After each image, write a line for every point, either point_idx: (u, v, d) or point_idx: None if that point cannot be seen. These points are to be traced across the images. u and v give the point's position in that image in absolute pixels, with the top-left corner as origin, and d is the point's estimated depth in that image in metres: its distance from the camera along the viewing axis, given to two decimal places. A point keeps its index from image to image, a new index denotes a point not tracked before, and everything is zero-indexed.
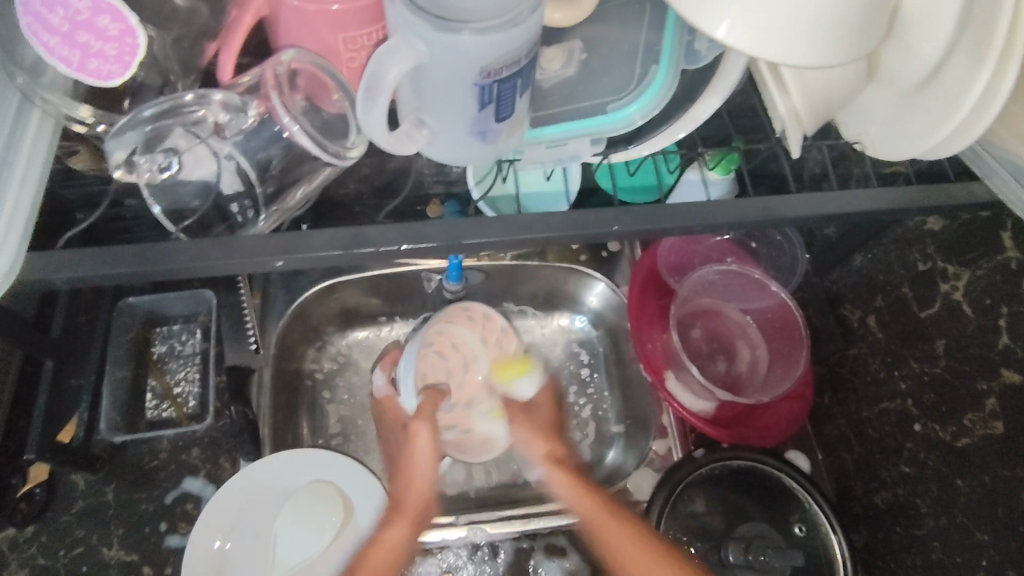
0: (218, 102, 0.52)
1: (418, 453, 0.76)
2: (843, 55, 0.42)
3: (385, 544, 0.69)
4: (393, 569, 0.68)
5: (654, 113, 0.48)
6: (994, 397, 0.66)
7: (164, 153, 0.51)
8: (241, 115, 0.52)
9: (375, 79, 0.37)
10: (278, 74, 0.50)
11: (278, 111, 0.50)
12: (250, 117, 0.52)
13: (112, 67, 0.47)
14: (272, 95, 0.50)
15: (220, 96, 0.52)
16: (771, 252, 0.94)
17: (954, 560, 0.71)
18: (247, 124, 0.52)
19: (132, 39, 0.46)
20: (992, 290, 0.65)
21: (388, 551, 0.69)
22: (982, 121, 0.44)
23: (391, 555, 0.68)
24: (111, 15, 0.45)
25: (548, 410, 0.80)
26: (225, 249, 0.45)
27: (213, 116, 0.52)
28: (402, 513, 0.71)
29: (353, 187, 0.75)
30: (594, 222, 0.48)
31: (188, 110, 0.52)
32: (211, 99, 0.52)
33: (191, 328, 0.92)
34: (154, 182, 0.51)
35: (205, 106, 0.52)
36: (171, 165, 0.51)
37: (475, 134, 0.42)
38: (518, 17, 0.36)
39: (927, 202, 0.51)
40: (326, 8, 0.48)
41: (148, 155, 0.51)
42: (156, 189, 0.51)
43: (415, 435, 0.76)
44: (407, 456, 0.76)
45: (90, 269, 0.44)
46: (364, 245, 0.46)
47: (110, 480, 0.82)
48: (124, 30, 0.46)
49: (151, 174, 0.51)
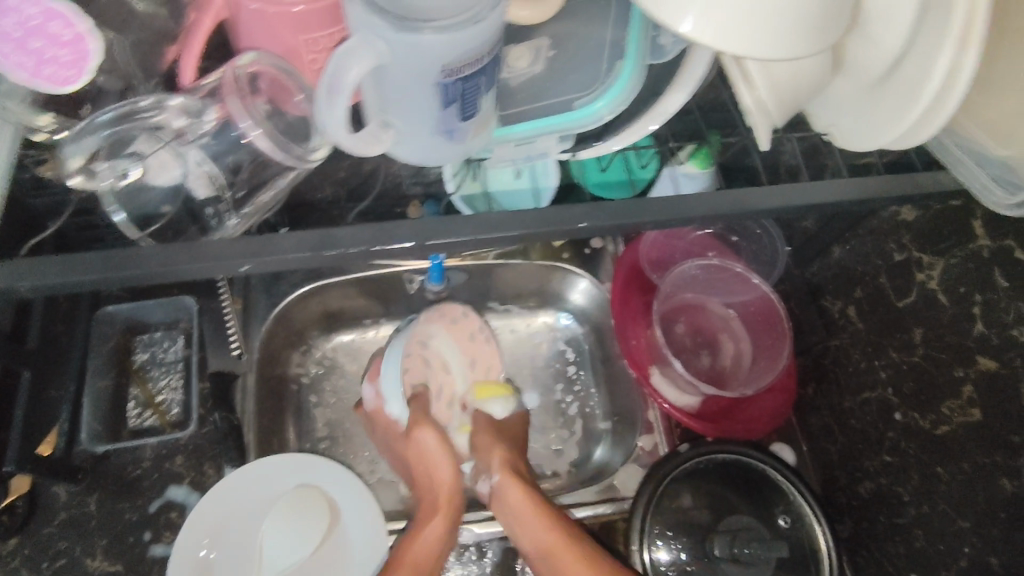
0: (176, 107, 0.52)
1: (436, 460, 0.78)
2: (806, 48, 0.42)
3: (420, 543, 0.72)
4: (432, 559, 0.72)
5: (621, 108, 0.48)
6: (970, 383, 0.66)
7: (126, 158, 0.51)
8: (201, 120, 0.52)
9: (335, 80, 0.37)
10: (238, 77, 0.51)
11: (238, 116, 0.51)
12: (207, 124, 0.52)
13: (69, 73, 0.48)
14: (229, 100, 0.51)
15: (178, 102, 0.52)
16: (752, 245, 0.94)
17: (937, 547, 0.71)
18: (208, 127, 0.52)
19: (84, 45, 0.47)
20: (966, 278, 0.66)
21: (424, 551, 0.72)
22: (944, 113, 0.45)
23: (428, 550, 0.72)
24: (62, 20, 0.46)
25: (513, 439, 0.81)
26: (192, 255, 0.45)
27: (172, 121, 0.52)
28: (441, 510, 0.75)
29: (329, 191, 0.77)
30: (564, 218, 0.48)
31: (146, 116, 0.51)
32: (167, 105, 0.52)
33: (173, 335, 0.90)
34: (117, 189, 0.51)
35: (163, 112, 0.51)
36: (132, 171, 0.51)
37: (441, 132, 0.42)
38: (478, 15, 0.36)
39: (898, 191, 0.51)
40: (286, 9, 0.47)
41: (108, 162, 0.51)
42: (121, 196, 0.51)
43: (433, 442, 0.78)
44: (429, 460, 0.78)
45: (55, 278, 0.44)
46: (333, 247, 0.46)
47: (93, 490, 0.81)
48: (78, 36, 0.47)
49: (113, 181, 0.51)
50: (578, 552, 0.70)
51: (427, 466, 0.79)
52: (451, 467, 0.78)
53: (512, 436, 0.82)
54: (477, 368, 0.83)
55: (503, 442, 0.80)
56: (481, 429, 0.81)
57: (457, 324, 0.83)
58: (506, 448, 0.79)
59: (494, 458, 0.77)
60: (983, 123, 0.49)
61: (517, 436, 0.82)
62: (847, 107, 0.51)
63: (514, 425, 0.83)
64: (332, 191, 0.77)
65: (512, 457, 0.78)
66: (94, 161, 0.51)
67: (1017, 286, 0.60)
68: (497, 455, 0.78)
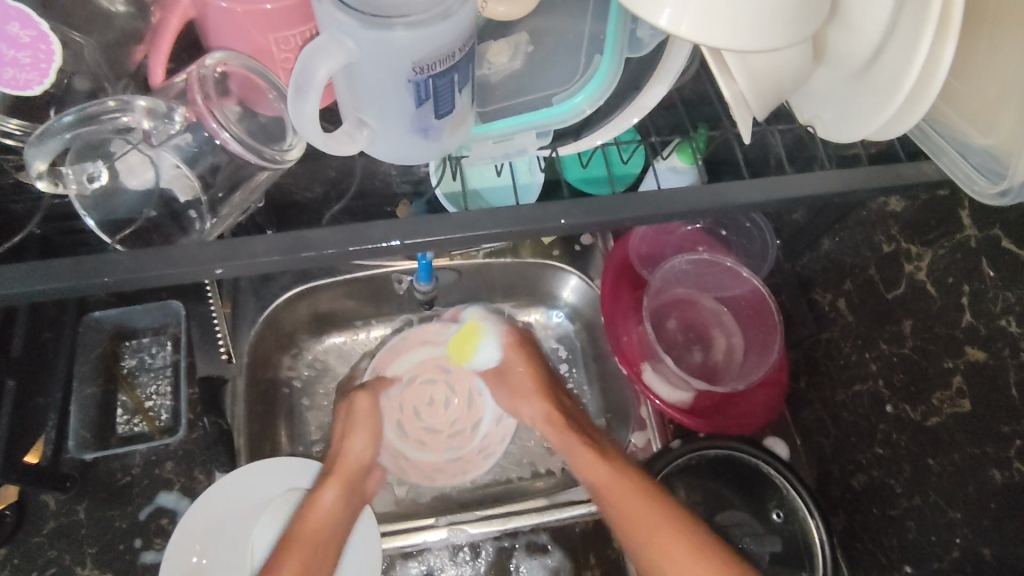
0: (143, 109, 0.51)
1: (360, 430, 0.83)
2: (784, 39, 0.41)
3: (315, 511, 0.73)
4: (326, 536, 0.72)
5: (602, 101, 0.48)
6: (960, 373, 0.66)
7: (93, 161, 0.51)
8: (168, 121, 0.51)
9: (305, 79, 0.36)
10: (203, 77, 0.50)
11: (207, 118, 0.49)
12: (176, 125, 0.51)
13: (30, 76, 0.47)
14: (200, 102, 0.50)
15: (144, 103, 0.51)
16: (742, 239, 0.94)
17: (930, 538, 0.71)
18: (175, 130, 0.51)
19: (45, 45, 0.47)
20: (954, 268, 0.65)
21: (325, 513, 0.73)
22: (924, 104, 0.44)
23: (321, 522, 0.72)
24: (20, 22, 0.46)
25: (515, 366, 0.87)
26: (165, 260, 0.44)
27: (139, 124, 0.51)
28: (335, 476, 0.77)
29: (317, 192, 0.77)
30: (543, 216, 0.47)
31: (112, 117, 0.51)
32: (134, 106, 0.51)
33: (161, 340, 0.89)
34: (86, 193, 0.50)
35: (129, 113, 0.51)
36: (101, 173, 0.51)
37: (416, 131, 0.41)
38: (448, 10, 0.35)
39: (881, 182, 0.50)
40: (257, 6, 0.47)
41: (75, 165, 0.51)
42: (89, 202, 0.50)
43: (359, 412, 0.85)
44: (347, 434, 0.83)
45: (24, 285, 0.43)
46: (308, 249, 0.45)
47: (83, 498, 0.81)
48: (37, 37, 0.47)
49: (80, 185, 0.50)
50: (632, 485, 0.72)
51: (342, 437, 0.83)
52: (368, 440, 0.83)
53: (540, 370, 0.87)
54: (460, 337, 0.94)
55: (532, 375, 0.86)
56: (492, 373, 0.89)
57: (441, 332, 0.95)
58: (541, 386, 0.85)
59: (523, 396, 0.86)
60: (965, 111, 0.48)
61: (536, 373, 0.85)
62: (830, 98, 0.50)
63: (522, 352, 0.88)
64: (319, 192, 0.76)
65: (544, 394, 0.84)
66: (59, 164, 0.51)
67: (1004, 276, 0.60)
68: (529, 393, 0.85)
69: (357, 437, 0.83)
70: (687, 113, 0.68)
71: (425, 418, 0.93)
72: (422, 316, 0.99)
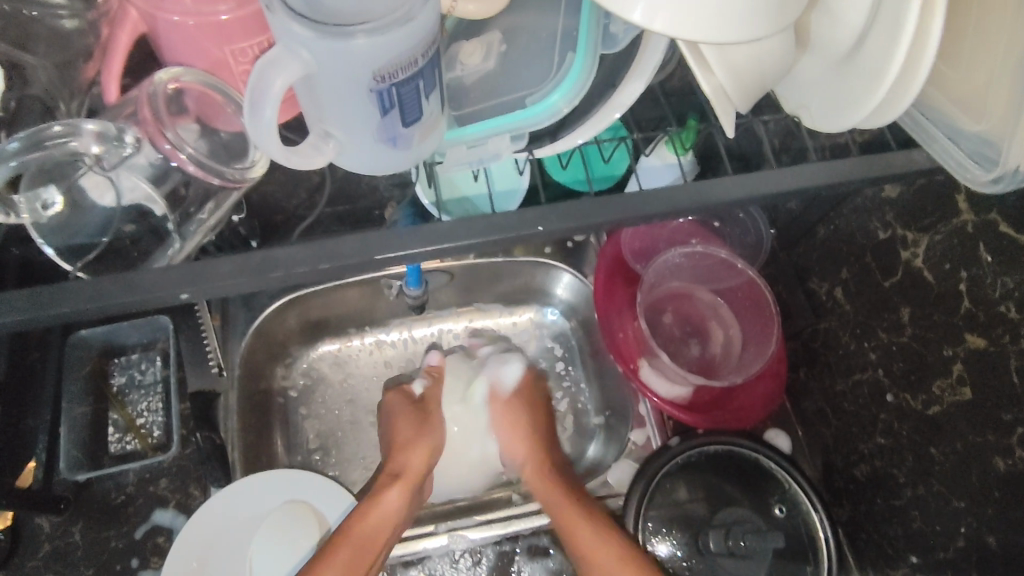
0: (91, 133, 0.47)
1: (425, 444, 0.77)
2: (759, 30, 0.40)
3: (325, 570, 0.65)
4: (390, 531, 0.70)
5: (579, 99, 0.46)
6: (960, 361, 0.64)
7: (47, 187, 0.48)
8: (120, 144, 0.48)
9: (259, 92, 0.35)
10: (155, 94, 0.49)
11: (161, 139, 0.49)
12: (129, 146, 0.48)
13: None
14: (151, 121, 0.49)
15: (93, 127, 0.47)
16: (736, 231, 0.92)
17: (935, 528, 0.70)
18: (128, 152, 0.49)
19: None
20: (950, 254, 0.64)
21: (385, 519, 0.70)
22: (912, 88, 0.42)
23: (386, 521, 0.70)
24: None
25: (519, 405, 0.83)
26: (127, 286, 0.43)
27: (88, 149, 0.47)
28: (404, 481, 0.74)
29: (302, 199, 0.76)
30: (518, 223, 0.46)
31: (58, 143, 0.45)
32: (82, 130, 0.47)
33: (150, 356, 0.87)
34: (42, 221, 0.48)
35: (77, 138, 0.46)
36: (57, 200, 0.48)
37: (384, 141, 0.40)
38: (405, 14, 0.34)
39: (868, 173, 0.49)
40: (210, 17, 0.46)
41: (27, 193, 0.47)
42: (47, 229, 0.48)
43: (408, 424, 0.79)
44: (409, 445, 0.77)
45: None
46: (275, 268, 0.44)
47: (77, 519, 0.80)
48: None
49: (35, 213, 0.47)
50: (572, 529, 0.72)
51: (402, 447, 0.77)
52: (432, 454, 0.77)
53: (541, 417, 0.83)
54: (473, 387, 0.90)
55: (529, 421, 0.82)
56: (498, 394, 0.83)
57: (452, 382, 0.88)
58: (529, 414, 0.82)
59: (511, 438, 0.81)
60: (955, 97, 0.47)
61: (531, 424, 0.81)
62: (817, 84, 0.49)
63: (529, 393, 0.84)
64: (304, 198, 0.76)
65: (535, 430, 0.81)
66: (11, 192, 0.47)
67: (1001, 261, 0.58)
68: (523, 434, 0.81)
69: (409, 433, 0.78)
70: (671, 103, 0.67)
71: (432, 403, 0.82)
72: (415, 320, 0.98)
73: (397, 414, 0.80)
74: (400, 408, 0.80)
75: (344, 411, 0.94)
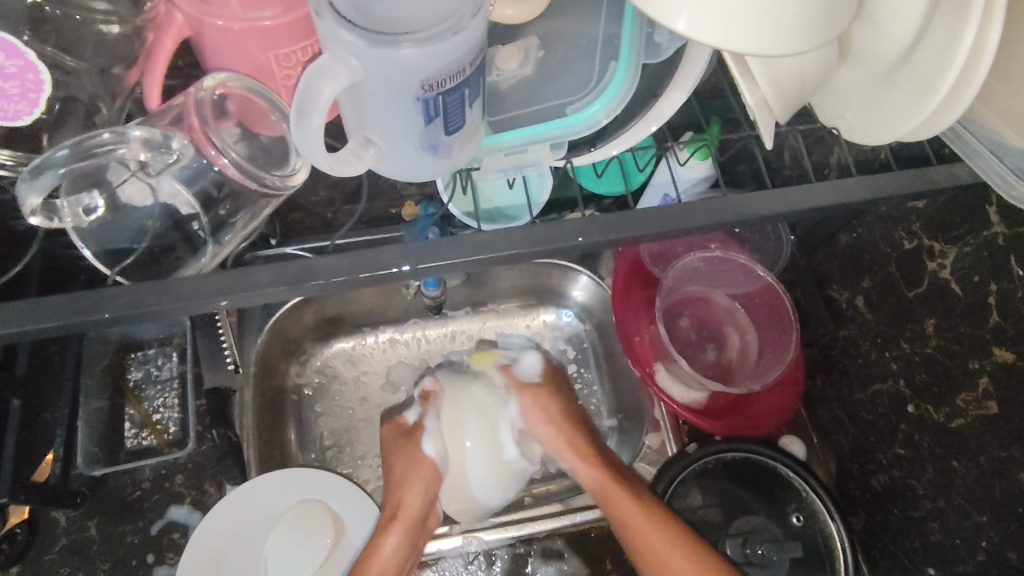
0: (138, 139, 0.48)
1: (419, 480, 0.68)
2: (809, 42, 0.39)
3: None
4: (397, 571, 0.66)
5: (617, 111, 0.48)
6: (986, 375, 0.64)
7: (89, 191, 0.49)
8: (165, 151, 0.49)
9: (307, 100, 0.35)
10: (201, 100, 0.49)
11: (207, 145, 0.49)
12: (175, 152, 0.49)
13: (20, 106, 0.47)
14: (197, 127, 0.49)
15: (140, 133, 0.48)
16: (756, 236, 0.92)
17: (954, 541, 0.70)
18: (173, 158, 0.50)
19: (33, 75, 0.47)
20: (980, 267, 0.63)
21: (384, 566, 0.66)
22: (963, 103, 0.44)
23: (391, 566, 0.66)
24: (5, 52, 0.45)
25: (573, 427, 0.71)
26: (165, 294, 0.44)
27: (135, 155, 0.49)
28: (404, 520, 0.67)
29: (322, 196, 0.75)
30: (558, 235, 0.46)
31: (105, 151, 0.47)
32: (130, 137, 0.48)
33: (168, 351, 0.87)
34: (83, 225, 0.49)
35: (124, 145, 0.48)
36: (99, 205, 0.49)
37: (425, 149, 0.40)
38: (457, 24, 0.34)
39: (907, 187, 0.49)
40: (256, 22, 0.45)
41: (71, 197, 0.48)
42: (87, 232, 0.50)
43: (401, 457, 0.70)
44: (404, 479, 0.69)
45: (18, 324, 0.43)
46: (313, 278, 0.45)
47: (93, 514, 0.80)
48: (23, 66, 0.46)
49: (77, 217, 0.49)
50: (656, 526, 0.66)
51: (397, 484, 0.69)
52: (433, 484, 0.69)
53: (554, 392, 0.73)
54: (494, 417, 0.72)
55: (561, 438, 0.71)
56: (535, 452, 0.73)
57: (484, 423, 0.71)
58: (563, 416, 0.72)
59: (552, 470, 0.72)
60: (1003, 111, 0.48)
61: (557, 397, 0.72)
62: (858, 98, 0.49)
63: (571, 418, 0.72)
64: (324, 196, 0.75)
65: (556, 419, 0.71)
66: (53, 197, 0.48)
67: None
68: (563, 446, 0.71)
69: (420, 467, 0.69)
70: (700, 108, 0.67)
71: (447, 462, 0.71)
72: (429, 320, 0.98)
73: (391, 446, 0.72)
74: (393, 442, 0.72)
75: (357, 410, 0.93)
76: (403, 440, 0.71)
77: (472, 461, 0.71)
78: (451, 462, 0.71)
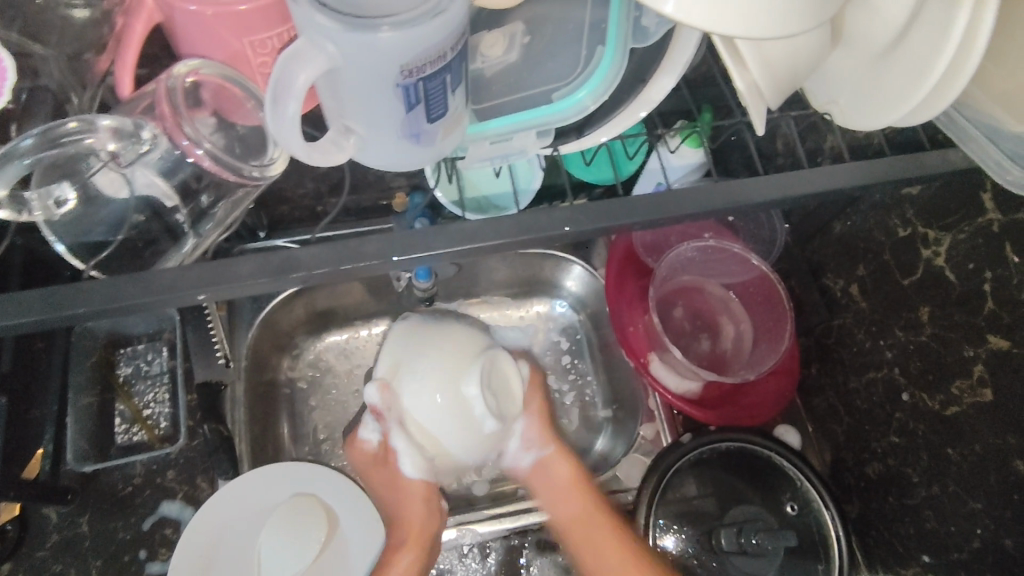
0: (107, 129, 0.47)
1: (413, 498, 0.74)
2: (800, 24, 0.38)
3: None
4: None
5: (605, 97, 0.47)
6: (980, 363, 0.64)
7: (59, 184, 0.48)
8: (135, 140, 0.48)
9: (284, 85, 0.34)
10: (173, 88, 0.48)
11: (178, 136, 0.48)
12: (147, 142, 0.48)
13: None
14: (168, 117, 0.48)
15: (108, 122, 0.47)
16: (749, 226, 0.90)
17: (949, 528, 0.70)
18: (144, 148, 0.48)
19: None
20: (975, 254, 0.63)
21: None
22: (953, 91, 0.43)
23: None
24: None
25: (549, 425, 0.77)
26: (144, 287, 0.43)
27: (104, 145, 0.48)
28: (409, 541, 0.73)
29: (310, 187, 0.74)
30: (546, 225, 0.45)
31: (73, 139, 0.47)
32: (98, 126, 0.47)
33: (157, 347, 0.86)
34: (54, 219, 0.48)
35: (92, 134, 0.47)
36: (70, 198, 0.48)
37: (408, 136, 0.39)
38: (438, 7, 0.33)
39: (901, 173, 0.49)
40: (229, 7, 0.44)
41: (40, 190, 0.47)
42: (58, 226, 0.48)
43: (384, 475, 0.76)
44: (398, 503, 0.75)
45: None
46: (296, 269, 0.44)
47: (85, 510, 0.79)
48: None
49: (48, 211, 0.48)
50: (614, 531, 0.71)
51: (394, 506, 0.75)
52: (428, 499, 0.75)
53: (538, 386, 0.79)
54: (447, 374, 0.70)
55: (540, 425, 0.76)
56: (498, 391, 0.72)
57: (439, 380, 0.69)
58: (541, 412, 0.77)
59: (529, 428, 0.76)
60: (1000, 96, 0.47)
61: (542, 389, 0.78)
62: (850, 81, 0.49)
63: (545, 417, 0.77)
64: (313, 186, 0.74)
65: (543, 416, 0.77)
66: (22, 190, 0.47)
67: None
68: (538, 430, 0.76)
69: (411, 487, 0.74)
70: (692, 95, 0.66)
71: (424, 444, 0.71)
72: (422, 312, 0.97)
73: (364, 460, 0.78)
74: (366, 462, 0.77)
75: (351, 402, 0.93)
76: (379, 463, 0.76)
77: (447, 435, 0.70)
78: (428, 449, 0.71)
